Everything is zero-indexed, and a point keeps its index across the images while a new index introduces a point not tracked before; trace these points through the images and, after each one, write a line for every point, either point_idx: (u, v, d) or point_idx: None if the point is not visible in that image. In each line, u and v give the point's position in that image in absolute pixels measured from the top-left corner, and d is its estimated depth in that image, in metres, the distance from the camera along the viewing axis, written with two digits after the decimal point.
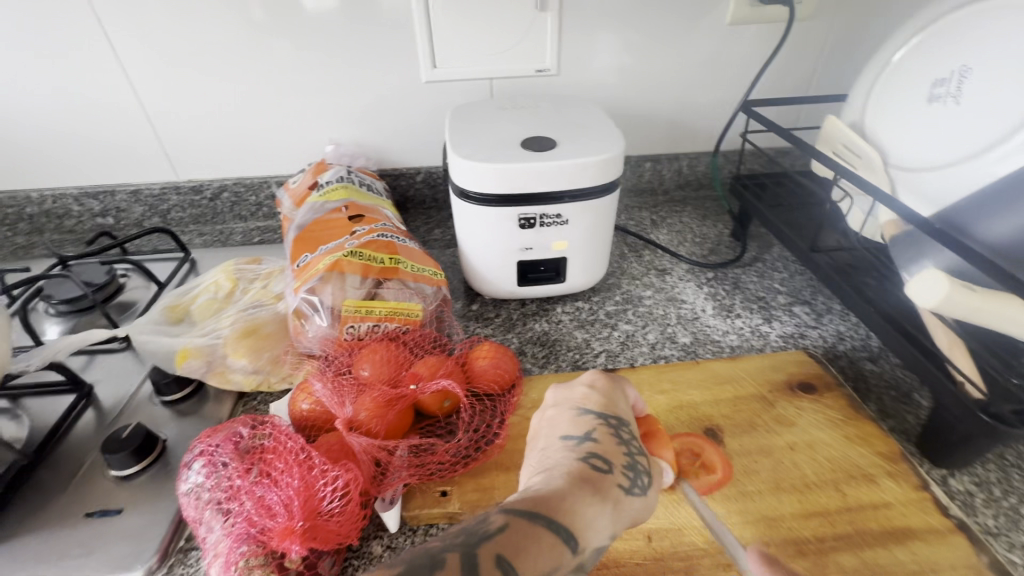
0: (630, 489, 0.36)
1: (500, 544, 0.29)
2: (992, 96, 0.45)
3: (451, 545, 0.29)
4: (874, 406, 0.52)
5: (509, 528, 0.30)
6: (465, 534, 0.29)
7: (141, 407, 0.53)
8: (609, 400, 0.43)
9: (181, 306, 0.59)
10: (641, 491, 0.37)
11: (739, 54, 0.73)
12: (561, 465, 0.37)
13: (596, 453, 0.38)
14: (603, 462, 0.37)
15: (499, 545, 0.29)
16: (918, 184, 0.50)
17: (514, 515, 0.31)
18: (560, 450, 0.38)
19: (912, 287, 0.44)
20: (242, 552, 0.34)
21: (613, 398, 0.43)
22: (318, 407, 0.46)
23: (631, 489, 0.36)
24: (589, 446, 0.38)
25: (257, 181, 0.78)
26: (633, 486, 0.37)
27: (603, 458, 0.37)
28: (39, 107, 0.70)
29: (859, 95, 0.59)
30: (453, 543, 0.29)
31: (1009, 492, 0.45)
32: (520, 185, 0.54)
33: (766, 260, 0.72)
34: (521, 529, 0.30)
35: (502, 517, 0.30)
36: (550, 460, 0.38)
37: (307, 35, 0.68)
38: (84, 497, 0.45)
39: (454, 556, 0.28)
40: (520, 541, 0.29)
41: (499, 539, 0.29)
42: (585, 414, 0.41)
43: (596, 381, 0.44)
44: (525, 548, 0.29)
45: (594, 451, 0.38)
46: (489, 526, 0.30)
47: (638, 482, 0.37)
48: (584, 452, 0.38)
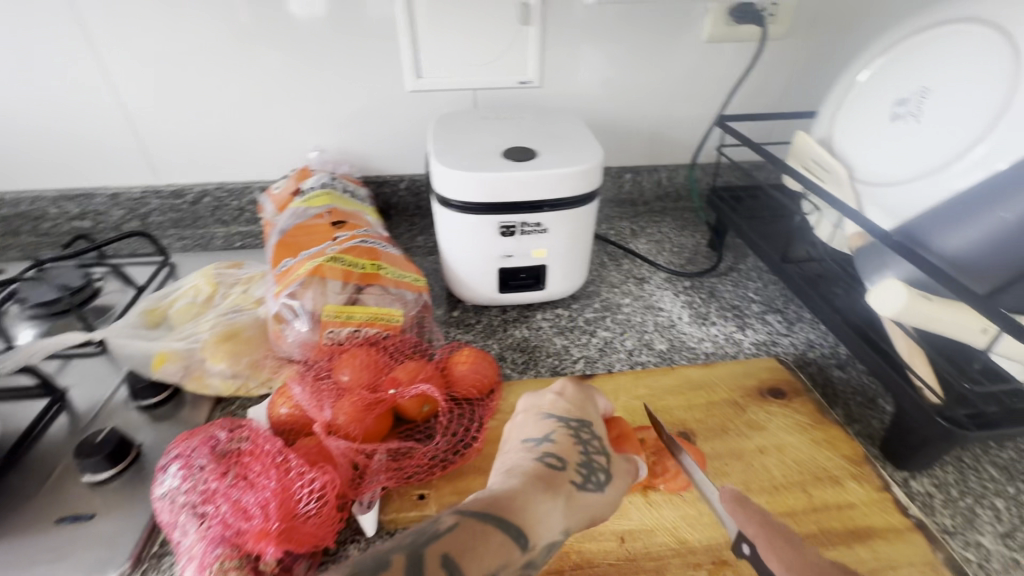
0: (584, 486, 0.37)
1: (446, 544, 0.29)
2: (950, 116, 0.48)
3: (398, 546, 0.29)
4: (841, 411, 0.54)
5: (458, 527, 0.30)
6: (413, 534, 0.30)
7: (116, 411, 0.52)
8: (577, 407, 0.44)
9: (160, 309, 0.59)
10: (596, 486, 0.38)
11: (715, 69, 0.76)
12: (519, 465, 0.38)
13: (552, 453, 0.39)
14: (557, 461, 0.38)
15: (445, 544, 0.29)
16: (882, 198, 0.52)
17: (465, 516, 0.31)
18: (519, 452, 0.40)
19: (874, 296, 0.46)
20: (217, 555, 0.34)
21: (582, 402, 0.44)
22: (297, 411, 0.46)
23: (585, 484, 0.38)
24: (547, 446, 0.40)
25: (239, 187, 0.78)
26: (587, 481, 0.38)
27: (559, 457, 0.39)
28: (18, 108, 0.70)
29: (829, 112, 0.61)
30: (401, 544, 0.29)
31: (966, 493, 0.47)
32: (502, 194, 0.55)
33: (741, 270, 0.74)
34: (469, 529, 0.30)
35: (452, 518, 0.31)
36: (510, 461, 0.39)
37: (293, 42, 0.68)
38: (55, 502, 0.45)
39: (399, 557, 0.28)
40: (465, 540, 0.30)
41: (446, 539, 0.29)
42: (546, 417, 0.42)
43: (564, 389, 0.45)
44: (472, 546, 0.30)
45: (550, 451, 0.39)
46: (438, 527, 0.30)
47: (593, 478, 0.38)
48: (541, 452, 0.39)
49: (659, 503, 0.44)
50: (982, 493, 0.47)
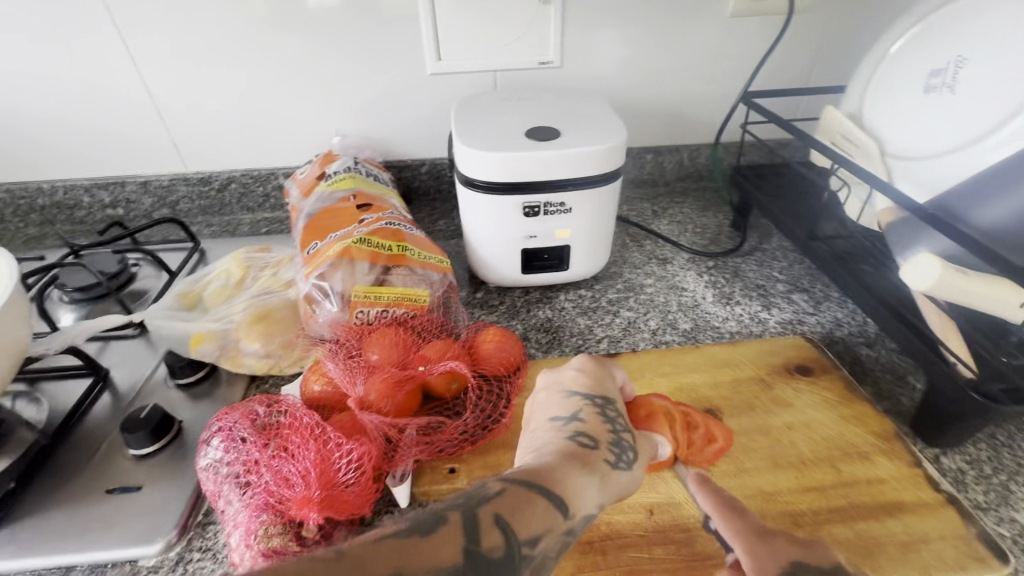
0: (617, 463, 0.37)
1: (498, 505, 0.30)
2: (988, 84, 0.46)
3: (452, 504, 0.30)
4: (869, 389, 0.54)
5: (506, 493, 0.31)
6: (466, 496, 0.31)
7: (156, 389, 0.54)
8: (597, 381, 0.43)
9: (194, 292, 0.60)
10: (626, 465, 0.37)
11: (739, 45, 0.74)
12: (549, 445, 0.38)
13: (583, 432, 0.38)
14: (589, 440, 0.38)
15: (497, 506, 0.30)
16: (915, 173, 0.51)
17: (512, 484, 0.32)
18: (548, 431, 0.39)
19: (907, 271, 0.45)
20: (262, 521, 0.36)
21: (601, 380, 0.44)
22: (330, 387, 0.47)
23: (617, 463, 0.37)
24: (576, 425, 0.39)
25: (264, 173, 0.79)
26: (619, 460, 0.37)
27: (590, 436, 0.38)
28: (51, 99, 0.72)
29: (858, 86, 0.60)
30: (455, 503, 0.30)
31: (1000, 469, 0.46)
32: (525, 173, 0.55)
33: (765, 249, 0.73)
34: (516, 495, 0.31)
35: (499, 484, 0.32)
36: (539, 439, 0.39)
37: (314, 28, 0.69)
38: (104, 474, 0.47)
39: (456, 514, 0.29)
40: (514, 504, 0.31)
41: (496, 502, 0.30)
42: (572, 396, 0.42)
43: (583, 365, 0.45)
44: (519, 510, 0.30)
45: (581, 430, 0.38)
46: (488, 490, 0.31)
47: (624, 456, 0.38)
48: (572, 431, 0.38)
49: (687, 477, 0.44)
50: (1016, 470, 0.46)
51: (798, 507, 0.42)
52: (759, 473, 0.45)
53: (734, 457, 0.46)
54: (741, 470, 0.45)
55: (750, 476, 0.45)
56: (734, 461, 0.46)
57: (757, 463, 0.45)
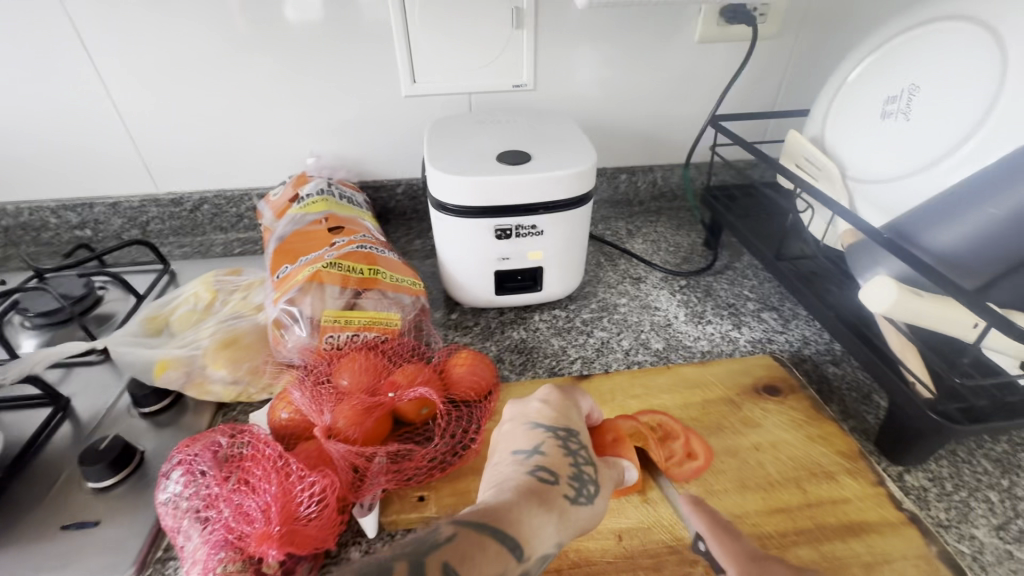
0: (576, 498, 0.37)
1: (447, 552, 0.30)
2: (938, 113, 0.48)
3: (400, 553, 0.30)
4: (836, 407, 0.55)
5: (458, 537, 0.31)
6: (415, 542, 0.30)
7: (119, 419, 0.53)
8: (561, 414, 0.43)
9: (160, 317, 0.59)
10: (586, 499, 0.37)
11: (708, 69, 0.76)
12: (509, 480, 0.37)
13: (543, 466, 0.38)
14: (549, 474, 0.38)
15: (447, 553, 0.30)
16: (874, 197, 0.53)
17: (465, 526, 0.32)
18: (510, 464, 0.39)
19: (867, 292, 0.47)
20: (221, 559, 0.35)
21: (565, 410, 0.44)
22: (297, 416, 0.46)
23: (577, 498, 0.37)
24: (537, 459, 0.39)
25: (237, 194, 0.79)
26: (579, 494, 0.37)
27: (550, 470, 0.38)
28: (17, 119, 0.70)
29: (819, 111, 0.62)
30: (402, 552, 0.30)
31: (960, 486, 0.47)
32: (496, 197, 0.56)
33: (736, 268, 0.75)
34: (469, 539, 0.31)
35: (451, 528, 0.31)
36: (500, 475, 0.38)
37: (289, 50, 0.69)
38: (60, 510, 0.45)
39: (401, 564, 0.29)
40: (467, 550, 0.30)
41: (447, 548, 0.30)
42: (535, 428, 0.41)
43: (549, 396, 0.44)
44: (471, 556, 0.30)
45: (541, 464, 0.38)
46: (439, 535, 0.31)
47: (584, 491, 0.38)
48: (533, 465, 0.38)
49: (656, 501, 0.44)
50: (976, 486, 0.47)
51: (764, 529, 0.43)
52: (727, 496, 0.45)
53: (703, 479, 0.46)
54: (710, 492, 0.45)
55: (718, 498, 0.45)
56: (703, 483, 0.46)
57: (726, 485, 0.46)
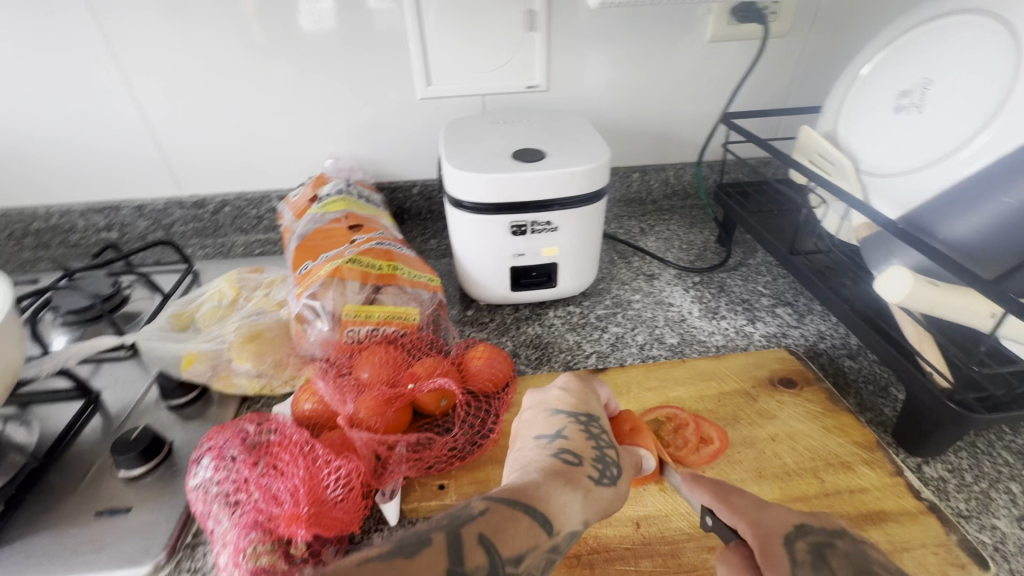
0: (599, 480, 0.38)
1: (481, 525, 0.31)
2: (953, 104, 0.48)
3: (436, 525, 0.30)
4: (853, 400, 0.55)
5: (490, 512, 0.32)
6: (448, 516, 0.31)
7: (148, 411, 0.54)
8: (581, 400, 0.44)
9: (186, 314, 0.61)
10: (610, 481, 0.38)
11: (719, 68, 0.77)
12: (533, 463, 0.38)
13: (567, 449, 0.39)
14: (573, 457, 0.38)
15: (480, 525, 0.31)
16: (889, 190, 0.53)
17: (496, 502, 0.33)
18: (533, 448, 0.40)
19: (879, 284, 0.47)
20: (251, 539, 0.36)
21: (585, 397, 0.44)
22: (320, 407, 0.48)
23: (601, 479, 0.38)
24: (560, 443, 0.40)
25: (258, 196, 0.81)
26: (602, 476, 0.38)
27: (573, 452, 0.39)
28: (49, 125, 0.73)
29: (832, 107, 0.63)
30: (439, 524, 0.31)
31: (980, 477, 0.47)
32: (512, 194, 0.57)
33: (750, 264, 0.75)
34: (500, 514, 0.32)
35: (483, 503, 0.32)
36: (524, 457, 0.39)
37: (308, 55, 0.71)
38: (94, 497, 0.47)
39: (439, 535, 0.30)
40: (499, 523, 0.31)
41: (480, 521, 0.31)
42: (555, 413, 0.42)
43: (568, 383, 0.45)
44: (503, 529, 0.31)
45: (564, 447, 0.39)
46: (471, 510, 0.32)
47: (608, 473, 0.38)
48: (556, 448, 0.39)
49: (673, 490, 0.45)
50: (997, 477, 0.47)
51: None
52: (743, 485, 0.45)
53: (719, 469, 0.47)
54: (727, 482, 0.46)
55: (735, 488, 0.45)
56: (720, 473, 0.46)
57: (742, 475, 0.46)
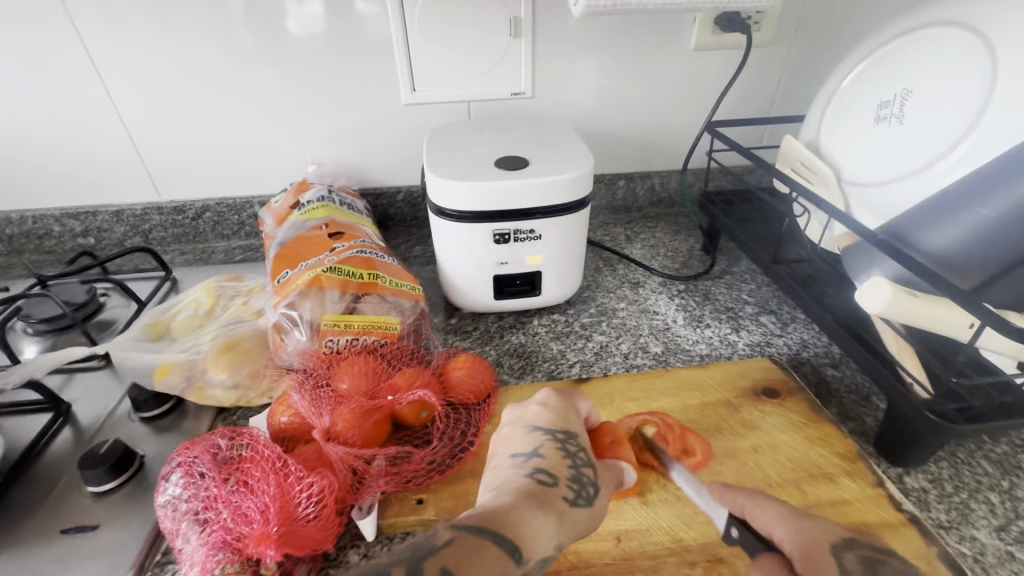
0: (575, 501, 0.37)
1: (445, 557, 0.30)
2: (931, 116, 0.49)
3: (397, 559, 0.30)
4: (835, 409, 0.55)
5: (456, 543, 0.31)
6: (411, 549, 0.30)
7: (119, 424, 0.53)
8: (560, 417, 0.44)
9: (161, 323, 0.60)
10: (586, 502, 0.38)
11: (703, 77, 0.77)
12: (508, 483, 0.38)
13: (542, 469, 0.39)
14: (548, 477, 0.38)
15: (445, 558, 0.30)
16: (870, 200, 0.53)
17: (462, 530, 0.32)
18: (509, 467, 0.39)
19: (860, 295, 0.47)
20: (219, 560, 0.35)
21: (565, 413, 0.44)
22: (296, 419, 0.47)
23: (576, 500, 0.37)
24: (536, 462, 0.39)
25: (239, 202, 0.80)
26: (578, 496, 0.38)
27: (549, 472, 0.38)
28: (23, 129, 0.71)
29: (814, 117, 0.63)
30: (399, 558, 0.30)
31: (960, 487, 0.47)
32: (495, 202, 0.56)
33: (734, 272, 0.75)
34: (467, 544, 0.31)
35: (449, 532, 0.32)
36: (498, 478, 0.38)
37: (290, 60, 0.70)
38: (59, 513, 0.45)
39: (399, 570, 0.29)
40: (464, 553, 0.30)
41: (445, 553, 0.30)
42: (533, 431, 0.42)
43: (547, 400, 0.45)
44: (469, 559, 0.30)
45: (540, 466, 0.39)
46: (435, 542, 0.31)
47: (584, 493, 0.38)
48: (531, 468, 0.39)
49: (655, 502, 0.44)
50: (977, 487, 0.47)
51: None
52: None
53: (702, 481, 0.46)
54: None
55: None
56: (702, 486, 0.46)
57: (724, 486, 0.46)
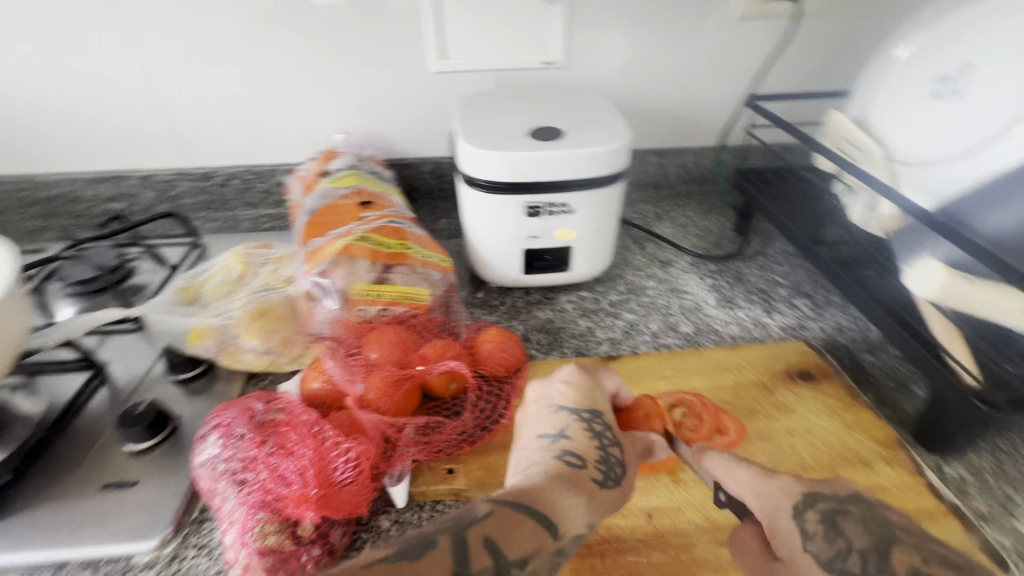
0: (605, 482, 0.37)
1: (486, 527, 0.30)
2: (995, 90, 0.46)
3: (442, 527, 0.30)
4: (872, 395, 0.53)
5: (494, 514, 0.31)
6: (454, 518, 0.31)
7: (154, 385, 0.54)
8: (585, 395, 0.43)
9: (193, 288, 0.60)
10: (614, 482, 0.37)
11: (745, 48, 0.74)
12: (536, 465, 0.37)
13: (571, 451, 0.38)
14: (577, 459, 0.38)
15: (486, 528, 0.30)
16: (920, 178, 0.51)
17: (500, 504, 0.32)
18: (536, 449, 0.39)
19: (910, 279, 0.46)
20: (259, 519, 0.36)
21: (590, 391, 0.43)
22: (328, 386, 0.47)
23: (605, 481, 0.37)
24: (564, 444, 0.39)
25: (265, 169, 0.79)
26: (607, 477, 0.37)
27: (577, 455, 0.38)
28: (57, 91, 0.71)
29: (862, 90, 0.60)
30: (444, 526, 0.30)
31: (1002, 478, 0.46)
32: (529, 172, 0.55)
33: (768, 254, 0.73)
34: (506, 516, 0.31)
35: (489, 505, 0.32)
36: (526, 461, 0.38)
37: (323, 25, 0.69)
38: (100, 469, 0.46)
39: (444, 537, 0.29)
40: (504, 525, 0.31)
41: (486, 523, 0.31)
42: (558, 411, 0.41)
43: (571, 377, 0.44)
44: (508, 532, 0.31)
45: (568, 449, 0.38)
46: (476, 513, 0.31)
47: (612, 474, 0.38)
48: (560, 449, 0.38)
49: (689, 481, 0.44)
50: (1018, 479, 0.46)
51: None
52: None
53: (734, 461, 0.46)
54: None
55: None
56: None
57: None
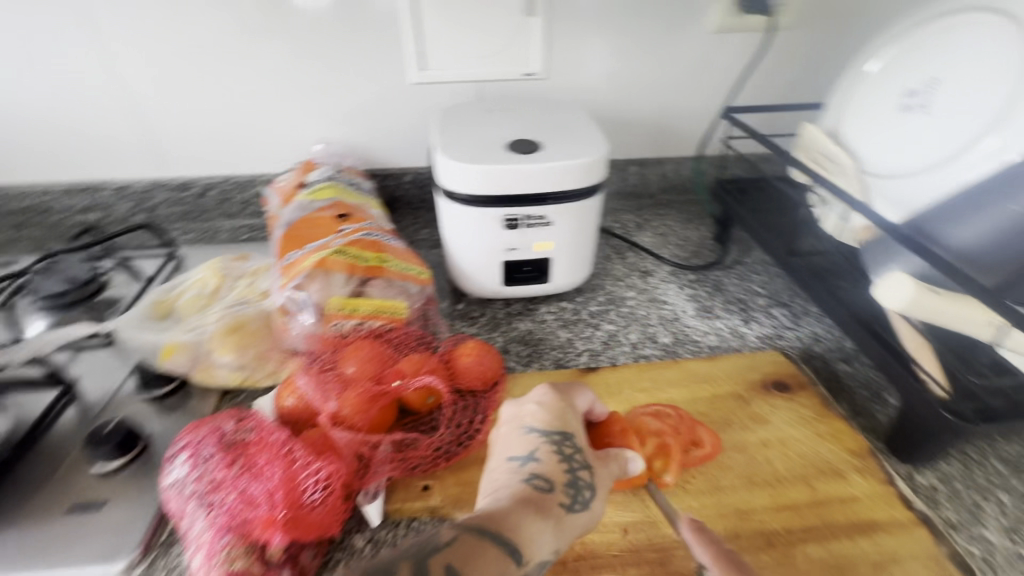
0: (572, 506, 0.37)
1: (448, 554, 0.30)
2: (960, 105, 0.47)
3: (403, 554, 0.30)
4: (846, 405, 0.54)
5: (458, 541, 0.31)
6: (417, 546, 0.31)
7: (124, 402, 0.53)
8: (557, 417, 0.42)
9: (167, 302, 0.59)
10: (582, 506, 0.37)
11: (721, 60, 0.75)
12: (505, 488, 0.37)
13: (539, 474, 0.38)
14: (545, 482, 0.37)
15: (449, 555, 0.30)
16: (890, 190, 0.52)
17: (465, 530, 0.32)
18: (505, 471, 0.39)
19: (879, 291, 0.46)
20: (226, 543, 0.35)
21: (562, 414, 0.42)
22: (302, 403, 0.46)
23: (573, 505, 0.37)
24: (532, 467, 0.38)
25: (244, 180, 0.78)
26: (575, 502, 0.37)
27: (546, 478, 0.37)
28: (28, 101, 0.70)
29: (835, 104, 0.61)
30: (406, 553, 0.30)
31: (971, 487, 0.46)
32: (506, 185, 0.55)
33: (746, 263, 0.74)
34: (469, 543, 0.31)
35: (452, 531, 0.32)
36: (496, 481, 0.38)
37: (300, 35, 0.69)
38: (66, 491, 0.45)
39: (406, 566, 0.29)
40: (467, 553, 0.30)
41: (448, 550, 0.30)
42: (529, 432, 0.41)
43: (544, 399, 0.43)
44: (471, 557, 0.30)
45: (536, 472, 0.38)
46: (440, 540, 0.31)
47: (581, 498, 0.37)
48: (528, 473, 0.38)
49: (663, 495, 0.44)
50: (987, 487, 0.46)
51: (771, 526, 0.42)
52: (733, 492, 0.45)
53: (710, 475, 0.46)
54: (717, 488, 0.45)
55: (725, 494, 0.45)
56: (711, 479, 0.46)
57: (732, 480, 0.45)
